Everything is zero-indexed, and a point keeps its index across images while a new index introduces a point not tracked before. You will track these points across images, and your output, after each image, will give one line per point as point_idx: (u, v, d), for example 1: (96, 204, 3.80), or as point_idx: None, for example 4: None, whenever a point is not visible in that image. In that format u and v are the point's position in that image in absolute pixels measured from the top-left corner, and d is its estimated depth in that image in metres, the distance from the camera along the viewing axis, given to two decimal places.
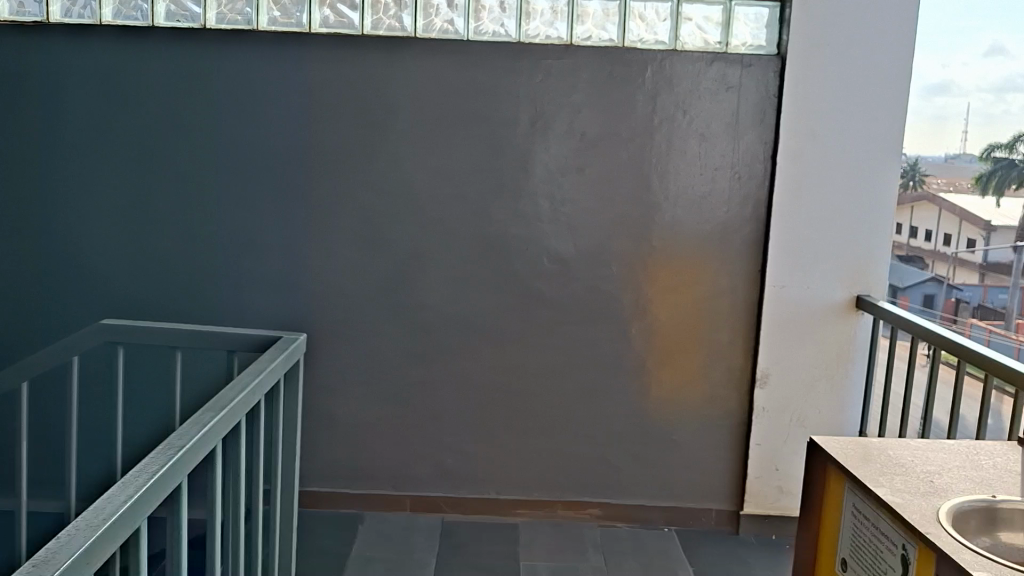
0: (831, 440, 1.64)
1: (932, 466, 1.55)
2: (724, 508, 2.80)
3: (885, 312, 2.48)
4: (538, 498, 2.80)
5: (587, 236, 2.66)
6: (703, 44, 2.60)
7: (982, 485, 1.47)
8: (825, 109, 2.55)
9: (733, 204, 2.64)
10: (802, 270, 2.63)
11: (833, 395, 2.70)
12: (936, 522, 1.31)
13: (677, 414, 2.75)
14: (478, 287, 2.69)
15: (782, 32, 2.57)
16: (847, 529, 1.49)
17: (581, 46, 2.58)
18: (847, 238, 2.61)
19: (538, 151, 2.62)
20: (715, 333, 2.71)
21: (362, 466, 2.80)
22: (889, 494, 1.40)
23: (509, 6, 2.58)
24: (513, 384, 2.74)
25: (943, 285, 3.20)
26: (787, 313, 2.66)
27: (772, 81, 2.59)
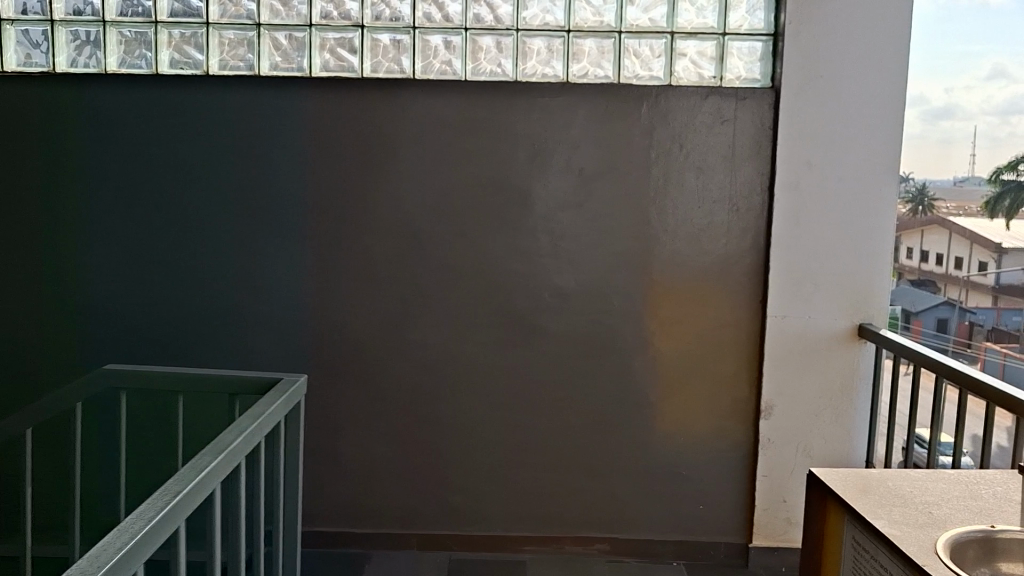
0: (830, 472, 1.66)
1: (931, 496, 1.56)
2: (733, 541, 2.78)
3: (889, 340, 2.47)
4: (545, 534, 2.79)
5: (587, 270, 2.68)
6: (698, 79, 2.63)
7: (981, 515, 1.48)
8: (821, 141, 2.57)
9: (732, 235, 2.65)
10: (804, 300, 2.63)
11: (838, 424, 2.68)
12: (934, 554, 1.31)
13: (684, 447, 2.74)
14: (480, 323, 2.70)
15: (775, 65, 2.59)
16: (848, 563, 1.50)
17: (577, 83, 2.61)
18: (848, 266, 2.62)
19: (538, 187, 2.65)
20: (719, 365, 2.70)
21: (368, 505, 2.80)
22: (887, 528, 1.41)
23: (505, 46, 2.62)
24: (518, 418, 2.75)
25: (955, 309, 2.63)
26: (790, 343, 2.65)
27: (768, 113, 2.61)
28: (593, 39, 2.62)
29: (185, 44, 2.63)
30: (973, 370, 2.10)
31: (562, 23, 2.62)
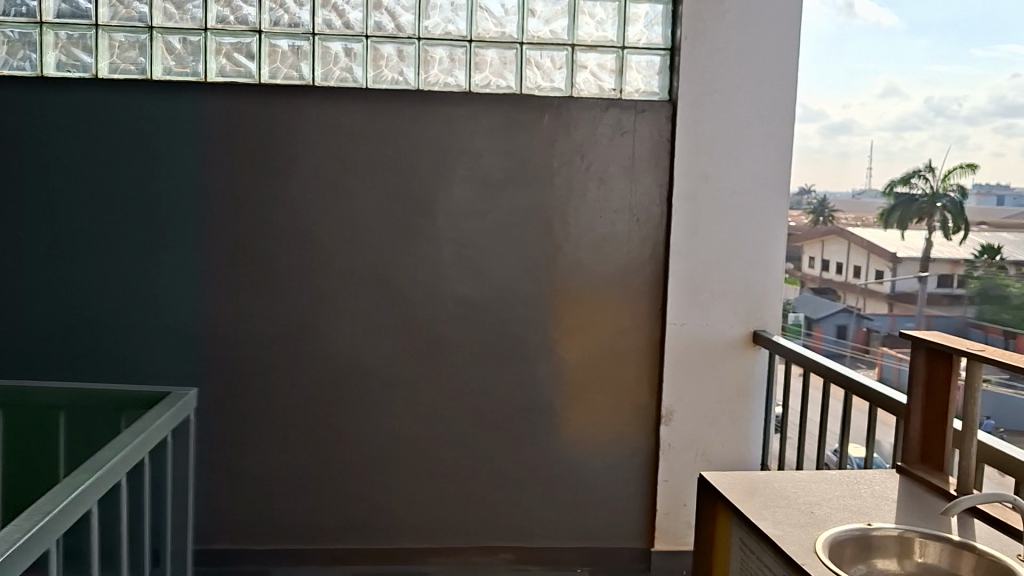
0: (721, 475, 1.72)
1: (814, 497, 1.64)
2: (636, 546, 2.81)
3: (782, 346, 2.55)
4: (450, 544, 2.77)
5: (490, 279, 2.68)
6: (598, 91, 2.67)
7: (858, 514, 1.55)
8: (716, 153, 2.65)
9: (633, 245, 2.70)
10: (702, 308, 2.70)
11: (735, 429, 2.75)
12: (812, 552, 1.37)
13: (588, 454, 2.77)
14: (383, 332, 2.68)
15: (672, 79, 2.66)
16: (736, 563, 1.56)
17: (479, 93, 2.62)
18: (743, 275, 2.69)
19: (441, 196, 2.64)
20: (620, 372, 2.74)
21: (268, 520, 2.73)
22: (771, 529, 1.46)
23: (407, 54, 2.61)
24: (421, 428, 2.72)
25: (853, 315, 2.84)
26: (689, 351, 2.71)
27: (666, 125, 2.67)
28: (495, 49, 2.63)
29: (73, 46, 2.53)
30: (858, 374, 2.19)
31: (464, 34, 2.62)
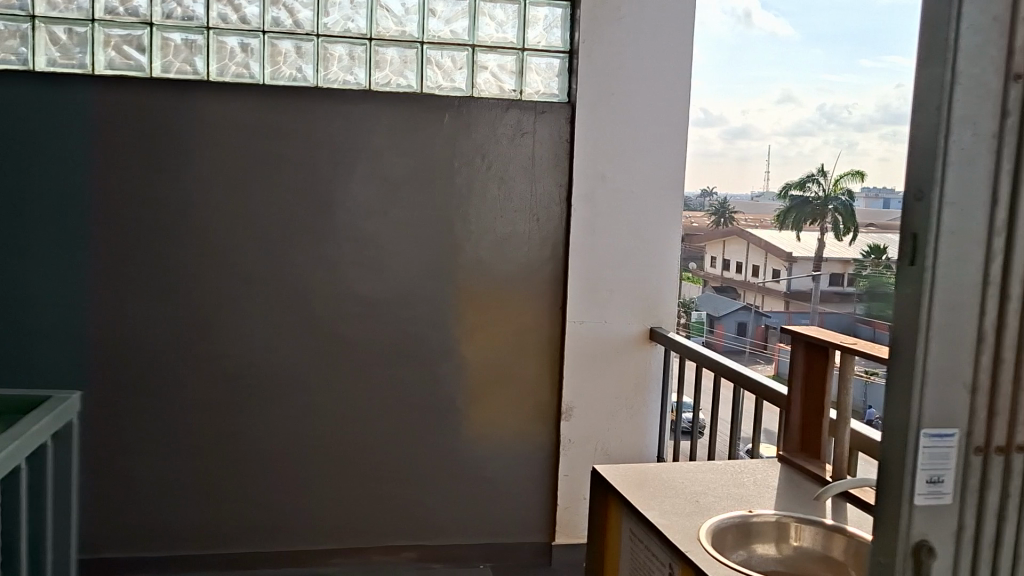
0: (612, 469, 1.77)
1: (699, 486, 1.70)
2: (538, 540, 2.85)
3: (677, 342, 2.64)
4: (351, 545, 2.76)
5: (391, 278, 2.68)
6: (499, 91, 2.69)
7: (740, 502, 1.62)
8: (614, 155, 2.71)
9: (533, 245, 2.74)
10: (600, 306, 2.76)
11: (633, 423, 2.83)
12: (695, 541, 1.42)
13: (490, 452, 2.80)
14: (282, 332, 2.64)
15: (571, 81, 2.71)
16: (625, 553, 1.61)
17: (379, 92, 2.61)
18: (640, 273, 2.77)
19: (341, 194, 2.62)
20: (522, 370, 2.77)
21: (161, 526, 2.65)
22: (658, 519, 1.51)
23: (305, 51, 2.58)
24: (321, 429, 2.70)
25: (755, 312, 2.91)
26: (588, 348, 2.77)
27: (564, 126, 2.71)
28: (395, 49, 2.62)
29: None
30: (746, 368, 2.28)
31: (364, 32, 2.60)
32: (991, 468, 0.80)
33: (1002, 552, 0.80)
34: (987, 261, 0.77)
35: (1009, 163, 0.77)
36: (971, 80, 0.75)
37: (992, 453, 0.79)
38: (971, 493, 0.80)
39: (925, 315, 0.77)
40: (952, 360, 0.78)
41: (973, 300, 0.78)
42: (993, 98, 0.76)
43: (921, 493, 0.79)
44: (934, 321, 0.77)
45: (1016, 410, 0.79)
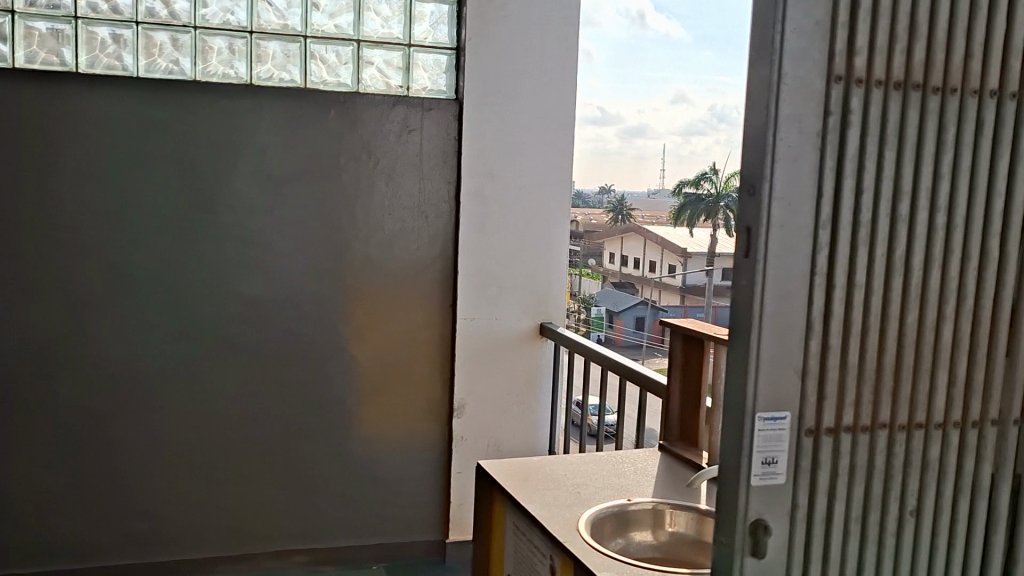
0: (496, 463, 1.79)
1: (581, 477, 1.73)
2: (432, 538, 2.85)
3: (566, 338, 2.67)
4: (239, 551, 2.69)
5: (278, 277, 2.62)
6: (385, 87, 2.65)
7: (620, 491, 1.66)
8: (502, 152, 2.73)
9: (423, 241, 2.72)
10: (490, 303, 2.77)
11: (524, 419, 2.86)
12: (574, 530, 1.46)
13: (383, 451, 2.78)
14: (162, 334, 2.55)
15: (459, 78, 2.69)
16: (510, 546, 1.63)
17: (261, 87, 2.55)
18: (529, 271, 2.80)
19: (223, 192, 2.55)
20: (413, 368, 2.76)
21: (35, 538, 2.54)
22: (538, 511, 1.54)
23: (182, 43, 2.48)
24: (206, 433, 2.62)
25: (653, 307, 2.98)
26: (478, 345, 2.78)
27: (452, 124, 2.70)
28: (277, 42, 2.55)
29: None
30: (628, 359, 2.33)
31: (244, 24, 2.52)
32: (822, 449, 0.84)
33: (831, 525, 0.86)
34: (815, 251, 0.82)
35: (832, 160, 0.81)
36: (797, 81, 0.79)
37: (822, 435, 0.84)
38: (803, 473, 0.84)
39: (758, 305, 0.81)
40: (784, 347, 0.82)
41: (802, 289, 0.82)
42: (816, 98, 0.80)
43: (758, 475, 0.82)
44: (766, 310, 0.81)
45: (843, 393, 0.84)
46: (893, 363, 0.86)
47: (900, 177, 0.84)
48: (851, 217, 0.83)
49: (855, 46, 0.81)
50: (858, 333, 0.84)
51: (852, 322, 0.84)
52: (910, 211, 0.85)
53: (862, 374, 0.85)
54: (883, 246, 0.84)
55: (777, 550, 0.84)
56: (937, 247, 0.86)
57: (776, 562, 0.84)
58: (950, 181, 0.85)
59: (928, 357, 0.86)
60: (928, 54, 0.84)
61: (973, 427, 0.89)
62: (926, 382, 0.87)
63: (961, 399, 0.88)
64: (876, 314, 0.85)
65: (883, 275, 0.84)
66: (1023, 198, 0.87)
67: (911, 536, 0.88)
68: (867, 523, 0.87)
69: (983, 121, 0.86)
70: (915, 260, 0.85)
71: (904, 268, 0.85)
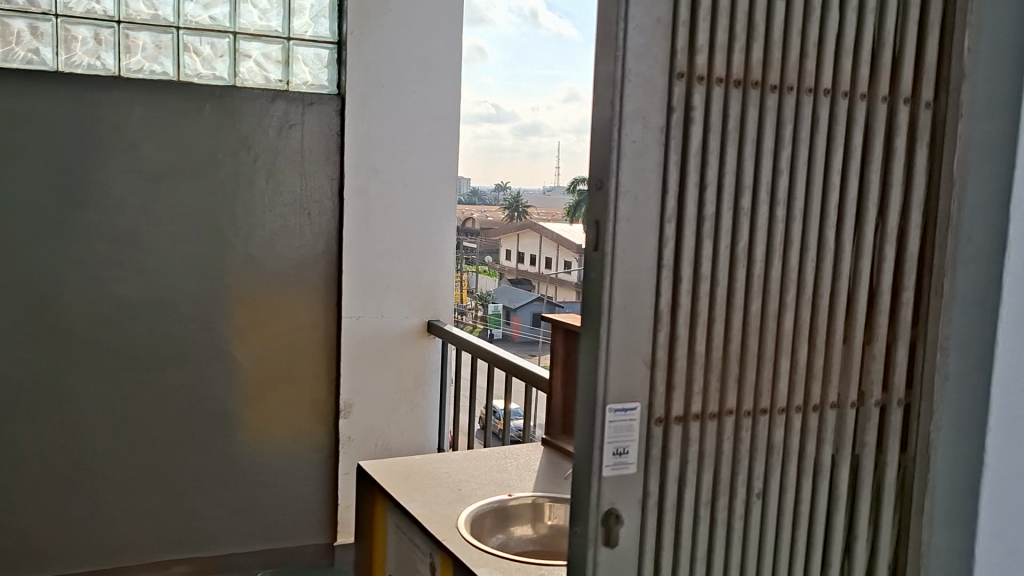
0: (377, 464, 1.76)
1: (463, 474, 1.72)
2: (320, 541, 2.78)
3: (454, 336, 2.63)
4: (115, 566, 2.54)
5: (153, 278, 2.48)
6: (264, 82, 2.55)
7: (501, 487, 1.66)
8: (385, 149, 2.69)
9: (306, 240, 2.62)
10: (376, 301, 2.73)
11: (412, 417, 2.83)
12: (454, 529, 1.45)
13: (268, 459, 2.67)
14: (25, 341, 2.38)
15: (341, 73, 2.62)
16: (391, 546, 1.61)
17: (131, 79, 2.40)
18: (414, 268, 2.78)
19: (92, 188, 2.39)
20: (298, 368, 2.67)
21: None
22: (418, 510, 1.52)
23: (42, 32, 2.32)
24: (78, 443, 2.46)
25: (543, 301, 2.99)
26: (364, 344, 2.73)
27: (334, 120, 2.62)
28: (148, 33, 2.42)
29: None
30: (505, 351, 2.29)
31: (111, 14, 2.38)
32: (670, 437, 0.86)
33: (682, 511, 0.88)
34: (660, 244, 0.84)
35: (676, 155, 0.83)
36: (638, 77, 0.81)
37: (671, 424, 0.86)
38: (653, 461, 0.86)
39: (607, 299, 0.82)
40: (632, 339, 0.83)
41: (648, 282, 0.83)
42: (659, 95, 0.82)
43: (609, 465, 0.83)
44: (614, 302, 0.82)
45: (690, 382, 0.87)
46: (738, 351, 0.89)
47: (741, 172, 0.87)
48: (695, 211, 0.85)
49: (696, 44, 0.83)
50: (704, 324, 0.87)
51: (698, 313, 0.86)
52: (751, 205, 0.88)
53: (709, 362, 0.87)
54: (726, 238, 0.87)
55: (630, 537, 0.85)
56: (777, 239, 0.89)
57: (627, 549, 0.85)
58: (788, 175, 0.89)
59: (770, 345, 0.90)
60: (765, 54, 0.87)
61: (814, 411, 0.93)
62: (769, 369, 0.90)
63: (801, 384, 0.92)
64: (721, 304, 0.87)
65: (727, 267, 0.87)
66: (854, 192, 0.92)
67: (758, 518, 0.92)
68: (716, 507, 0.89)
69: (818, 118, 0.90)
70: (757, 252, 0.88)
71: (747, 260, 0.88)
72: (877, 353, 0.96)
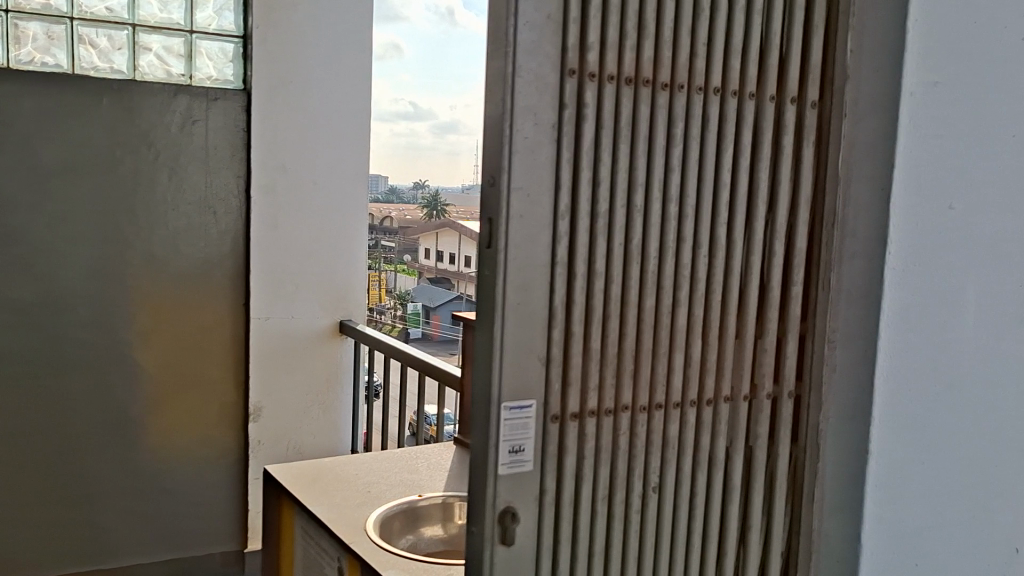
0: (284, 467, 1.72)
1: (374, 476, 1.70)
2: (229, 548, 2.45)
3: (364, 334, 2.48)
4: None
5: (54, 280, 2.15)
6: (165, 76, 2.25)
7: (411, 488, 1.64)
8: (293, 144, 2.45)
9: (212, 241, 2.34)
10: (287, 302, 2.48)
11: (326, 416, 2.60)
12: (362, 532, 1.42)
13: (176, 492, 2.36)
14: None
15: (247, 68, 2.34)
16: (299, 551, 1.57)
17: (21, 72, 2.07)
18: (325, 267, 2.56)
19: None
20: (202, 369, 2.36)
21: None
22: (325, 513, 1.49)
23: None
24: None
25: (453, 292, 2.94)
26: (274, 343, 2.47)
27: (240, 117, 2.34)
28: (37, 23, 2.11)
29: None
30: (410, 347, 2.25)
31: None
32: (567, 434, 0.86)
33: (579, 507, 0.88)
34: (554, 241, 0.84)
35: (568, 152, 0.83)
36: (530, 74, 0.80)
37: (567, 421, 0.86)
38: (549, 459, 0.86)
39: (501, 296, 0.81)
40: (527, 337, 0.83)
41: (543, 279, 0.83)
42: (550, 92, 0.82)
43: (505, 463, 0.83)
44: (509, 300, 0.81)
45: (586, 378, 0.87)
46: (633, 347, 0.89)
47: (634, 169, 0.87)
48: (589, 208, 0.85)
49: (587, 42, 0.83)
50: (599, 319, 0.87)
51: (593, 309, 0.86)
52: (644, 201, 0.88)
53: (604, 359, 0.88)
54: (620, 235, 0.87)
55: (527, 535, 0.85)
56: (670, 236, 0.90)
57: (525, 547, 0.85)
58: (680, 172, 0.90)
59: (666, 341, 0.91)
60: (656, 52, 0.88)
61: (708, 404, 0.95)
62: (664, 364, 0.91)
63: (695, 378, 0.93)
64: (616, 301, 0.88)
65: (622, 264, 0.88)
66: (745, 189, 0.94)
67: (655, 511, 0.93)
68: (614, 503, 0.90)
69: (708, 117, 0.91)
70: (651, 248, 0.89)
71: (641, 256, 0.89)
72: (768, 347, 0.98)
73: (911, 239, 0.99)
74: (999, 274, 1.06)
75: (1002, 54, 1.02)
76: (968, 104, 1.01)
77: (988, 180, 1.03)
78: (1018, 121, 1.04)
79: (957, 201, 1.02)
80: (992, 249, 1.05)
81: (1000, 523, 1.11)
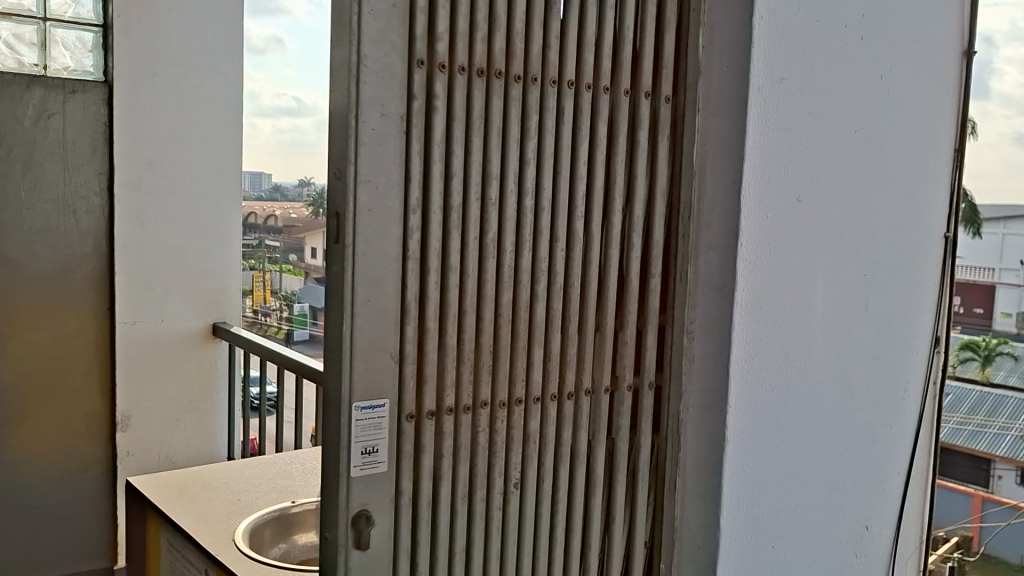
0: (149, 479, 1.62)
1: (246, 484, 1.62)
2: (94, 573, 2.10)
3: (240, 337, 2.11)
4: None
5: None
6: (14, 67, 1.89)
7: (286, 494, 1.56)
8: (160, 138, 2.10)
9: (73, 245, 1.98)
10: (153, 307, 2.12)
11: (200, 425, 2.25)
12: (231, 542, 1.35)
13: (27, 514, 1.98)
14: None
15: (110, 60, 2.01)
16: (165, 566, 1.48)
17: None
18: (197, 268, 2.20)
19: None
20: (59, 375, 1.99)
21: None
22: (191, 524, 1.41)
23: None
24: None
25: None
26: (141, 344, 2.11)
27: (102, 111, 1.99)
28: None
29: None
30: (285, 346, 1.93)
31: None
32: (422, 433, 0.84)
33: (438, 508, 0.86)
34: (405, 235, 0.81)
35: (418, 144, 0.81)
36: (376, 63, 0.78)
37: (423, 419, 0.84)
38: (405, 459, 0.84)
39: (349, 292, 0.78)
40: (378, 334, 0.80)
41: (395, 274, 0.81)
42: (398, 82, 0.79)
43: (358, 465, 0.80)
44: (357, 296, 0.79)
45: (442, 376, 0.85)
46: (490, 342, 0.88)
47: (488, 162, 0.86)
48: (441, 201, 0.83)
49: (436, 31, 0.82)
50: (454, 314, 0.85)
51: (447, 305, 0.84)
52: (499, 195, 0.87)
53: (461, 355, 0.86)
54: (475, 229, 0.86)
55: (383, 538, 0.82)
56: (526, 229, 0.89)
57: (380, 551, 0.82)
58: (535, 165, 0.89)
59: (523, 336, 0.90)
60: (508, 43, 0.87)
61: (569, 398, 0.94)
62: (523, 358, 0.90)
63: (555, 372, 0.93)
64: (472, 296, 0.86)
65: (477, 258, 0.86)
66: (601, 183, 0.94)
67: (517, 507, 0.92)
68: (474, 501, 0.88)
69: (563, 110, 0.91)
70: (506, 242, 0.88)
71: (496, 251, 0.87)
72: (629, 338, 0.98)
73: (760, 233, 0.99)
74: (846, 265, 1.07)
75: (844, 50, 1.03)
76: (813, 101, 1.01)
77: (829, 179, 1.04)
78: (861, 115, 1.06)
79: (806, 196, 1.02)
80: (839, 240, 1.06)
81: (852, 506, 1.14)
